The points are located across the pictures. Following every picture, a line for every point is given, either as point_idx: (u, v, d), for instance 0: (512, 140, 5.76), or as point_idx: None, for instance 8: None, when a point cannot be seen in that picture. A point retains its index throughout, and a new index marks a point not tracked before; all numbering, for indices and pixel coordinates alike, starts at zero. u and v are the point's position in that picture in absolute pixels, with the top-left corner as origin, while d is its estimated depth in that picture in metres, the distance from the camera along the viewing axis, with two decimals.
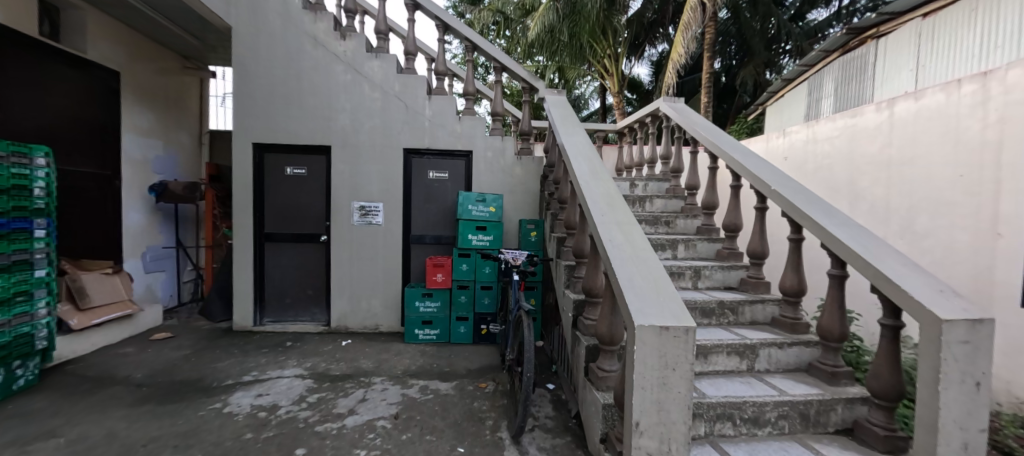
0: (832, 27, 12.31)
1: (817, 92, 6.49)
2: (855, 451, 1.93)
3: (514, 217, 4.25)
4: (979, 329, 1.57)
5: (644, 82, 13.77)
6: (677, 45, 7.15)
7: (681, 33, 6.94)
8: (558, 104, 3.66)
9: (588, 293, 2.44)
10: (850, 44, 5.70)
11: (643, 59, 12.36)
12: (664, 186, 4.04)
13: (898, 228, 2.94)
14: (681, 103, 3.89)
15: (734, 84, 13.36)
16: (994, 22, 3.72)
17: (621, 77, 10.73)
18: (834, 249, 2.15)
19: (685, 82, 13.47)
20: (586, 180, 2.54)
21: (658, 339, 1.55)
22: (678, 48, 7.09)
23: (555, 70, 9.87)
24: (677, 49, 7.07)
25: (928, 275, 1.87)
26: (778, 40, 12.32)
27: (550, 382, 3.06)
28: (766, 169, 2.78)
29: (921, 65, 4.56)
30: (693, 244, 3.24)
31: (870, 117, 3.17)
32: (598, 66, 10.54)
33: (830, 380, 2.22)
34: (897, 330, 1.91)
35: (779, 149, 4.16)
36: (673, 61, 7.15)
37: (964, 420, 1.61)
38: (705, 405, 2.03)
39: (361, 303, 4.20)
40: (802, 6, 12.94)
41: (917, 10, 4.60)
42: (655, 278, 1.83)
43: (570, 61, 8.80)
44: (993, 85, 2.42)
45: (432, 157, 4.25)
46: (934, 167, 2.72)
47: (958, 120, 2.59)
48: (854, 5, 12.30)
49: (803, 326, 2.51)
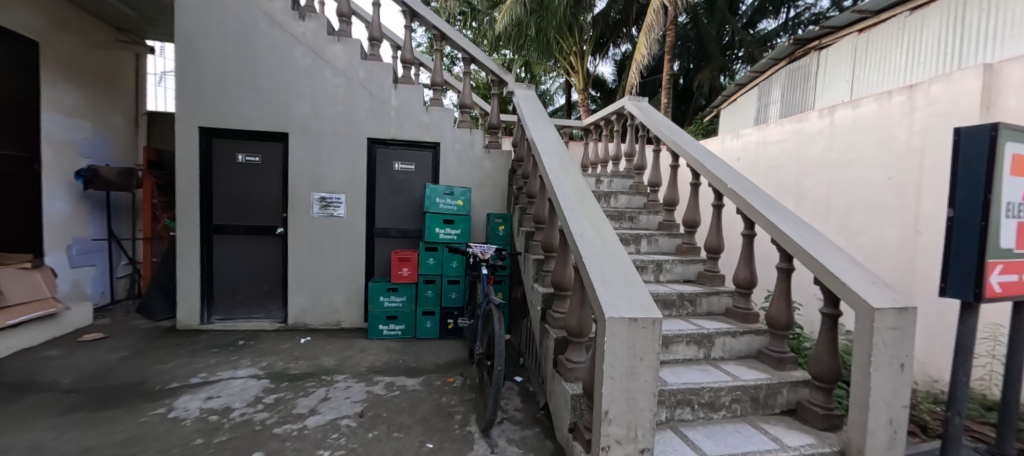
0: (779, 36, 12.88)
1: (766, 98, 6.87)
2: (797, 429, 2.12)
3: (482, 211, 4.21)
4: (904, 317, 1.78)
5: (609, 81, 14.08)
6: (640, 46, 7.27)
7: (644, 35, 7.07)
8: (527, 98, 3.63)
9: (557, 286, 2.49)
10: (796, 54, 6.04)
11: (608, 58, 12.55)
12: (628, 183, 4.13)
13: (836, 226, 3.22)
14: (645, 102, 3.93)
15: (692, 86, 13.89)
16: (919, 41, 4.12)
17: (586, 74, 10.85)
18: (783, 245, 2.32)
19: (647, 83, 13.85)
20: (557, 175, 2.57)
21: (628, 330, 1.68)
22: (641, 49, 7.23)
23: (522, 65, 9.89)
24: (641, 49, 7.20)
25: (863, 269, 2.08)
26: (732, 46, 12.69)
27: (518, 375, 3.07)
28: (724, 169, 2.93)
29: (855, 76, 4.95)
30: (655, 239, 3.33)
31: (814, 123, 3.43)
32: (564, 63, 10.59)
33: (777, 365, 2.40)
34: (836, 318, 2.08)
35: (733, 150, 4.39)
36: (637, 62, 7.31)
37: (889, 398, 1.83)
38: (668, 392, 2.14)
39: (322, 299, 4.02)
40: (754, 16, 13.39)
41: (853, 26, 4.94)
42: (623, 271, 1.94)
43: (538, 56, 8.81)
44: (919, 97, 2.69)
45: (398, 148, 4.11)
46: (869, 170, 2.98)
47: (890, 128, 2.85)
48: (801, 18, 12.87)
49: (754, 316, 2.68)
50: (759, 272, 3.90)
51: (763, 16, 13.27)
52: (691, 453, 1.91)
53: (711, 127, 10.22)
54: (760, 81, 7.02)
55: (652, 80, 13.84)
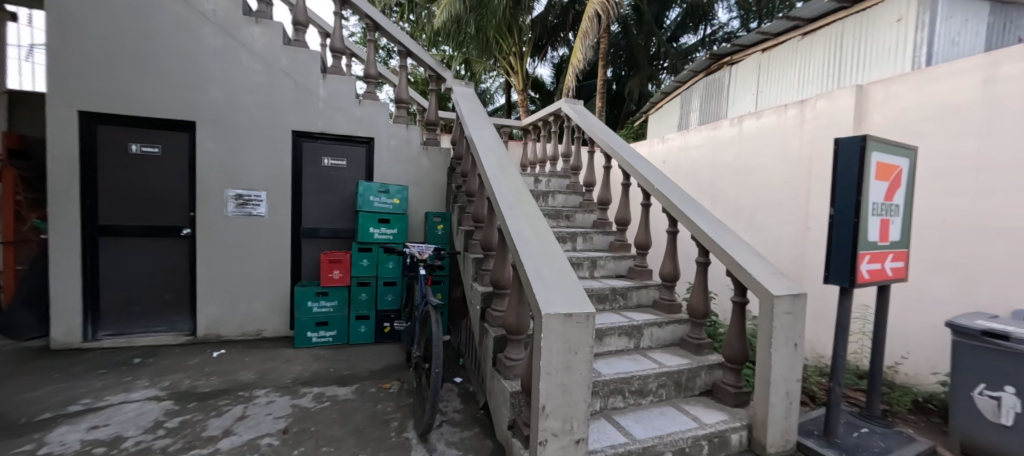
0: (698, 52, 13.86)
1: (686, 106, 7.40)
2: (713, 407, 2.35)
3: (420, 210, 4.08)
4: (798, 301, 2.11)
5: (547, 83, 14.40)
6: (576, 51, 7.51)
7: (580, 40, 7.31)
8: (465, 96, 3.58)
9: (495, 285, 2.50)
10: (711, 68, 6.46)
11: (547, 60, 12.83)
12: (565, 183, 4.22)
13: (744, 223, 3.60)
14: (580, 105, 4.04)
15: (623, 93, 14.65)
16: (809, 63, 4.73)
17: (525, 76, 10.97)
18: (701, 241, 2.54)
19: (583, 86, 14.36)
20: (496, 175, 2.57)
21: (563, 326, 1.77)
22: (577, 54, 7.45)
23: (462, 61, 9.80)
24: (576, 54, 7.44)
25: (764, 261, 2.36)
26: (658, 57, 13.51)
27: (458, 375, 3.01)
28: (651, 170, 3.13)
29: (759, 90, 5.52)
30: (590, 237, 3.44)
31: (726, 131, 3.81)
32: (504, 63, 10.60)
33: (697, 350, 2.63)
34: (743, 306, 2.33)
35: (659, 153, 4.71)
36: (573, 66, 7.54)
37: (784, 373, 2.12)
38: (601, 383, 2.25)
39: (239, 306, 3.63)
40: (676, 31, 14.21)
41: (757, 46, 5.51)
42: (559, 268, 2.02)
43: (477, 55, 8.72)
44: (808, 111, 3.10)
45: (328, 142, 3.85)
46: (770, 174, 3.38)
47: (786, 137, 3.26)
48: (715, 35, 13.99)
49: (676, 306, 2.90)
50: (682, 266, 4.23)
51: (683, 31, 14.13)
52: (623, 438, 2.03)
53: (641, 131, 10.91)
54: (681, 91, 7.55)
55: (588, 84, 14.39)
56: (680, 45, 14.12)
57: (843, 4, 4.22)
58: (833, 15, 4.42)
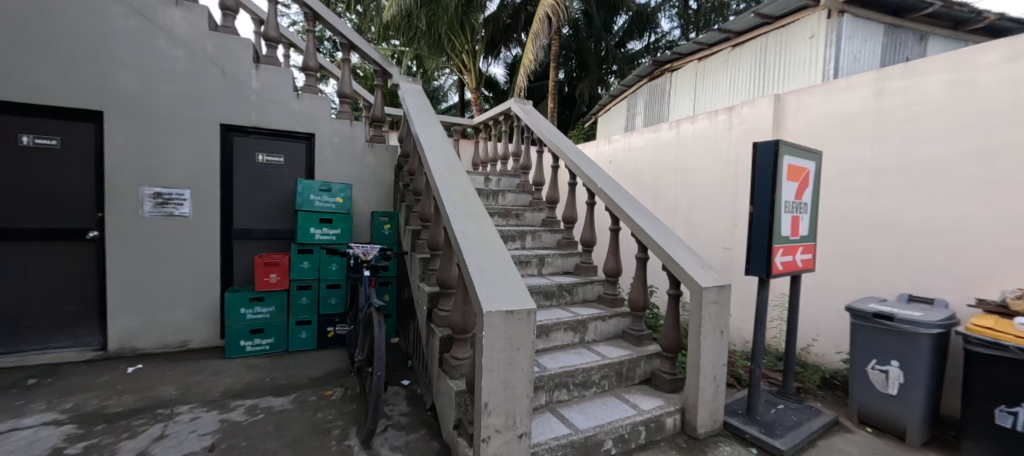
0: (642, 58, 14.25)
1: (631, 109, 7.69)
2: (651, 395, 2.49)
3: (366, 209, 3.94)
4: (723, 292, 2.30)
5: (501, 82, 14.41)
6: (527, 52, 7.58)
7: (531, 42, 7.39)
8: (412, 93, 3.52)
9: (441, 285, 2.48)
10: (654, 73, 6.78)
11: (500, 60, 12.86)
12: (515, 182, 4.25)
13: (681, 221, 3.83)
14: (529, 105, 4.10)
15: (574, 94, 14.98)
16: (738, 73, 5.12)
17: (478, 74, 10.90)
18: (640, 237, 2.67)
19: (536, 87, 14.54)
20: (441, 174, 2.55)
21: (505, 323, 1.80)
22: (529, 55, 7.53)
23: (414, 57, 9.66)
24: (528, 55, 7.52)
25: (695, 255, 2.53)
26: (607, 60, 13.91)
27: (406, 378, 2.94)
28: (595, 170, 3.24)
29: (697, 96, 5.87)
30: (538, 235, 3.49)
31: (665, 134, 4.03)
32: (456, 61, 10.46)
33: (637, 342, 2.76)
34: (677, 298, 2.49)
35: (605, 154, 4.89)
36: (525, 66, 7.60)
37: (711, 358, 2.30)
38: (546, 377, 2.30)
39: (160, 316, 3.31)
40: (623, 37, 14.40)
41: (694, 55, 5.86)
42: (502, 266, 2.05)
43: (429, 51, 8.73)
44: (735, 117, 3.36)
45: (263, 137, 3.60)
46: (703, 175, 3.62)
47: (716, 141, 3.51)
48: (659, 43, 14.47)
49: (619, 300, 3.02)
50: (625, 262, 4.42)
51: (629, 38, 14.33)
52: (565, 430, 2.09)
53: (591, 132, 11.24)
54: (627, 94, 7.85)
55: (541, 85, 14.59)
56: (627, 50, 14.68)
57: (766, 20, 4.61)
58: (758, 30, 4.81)
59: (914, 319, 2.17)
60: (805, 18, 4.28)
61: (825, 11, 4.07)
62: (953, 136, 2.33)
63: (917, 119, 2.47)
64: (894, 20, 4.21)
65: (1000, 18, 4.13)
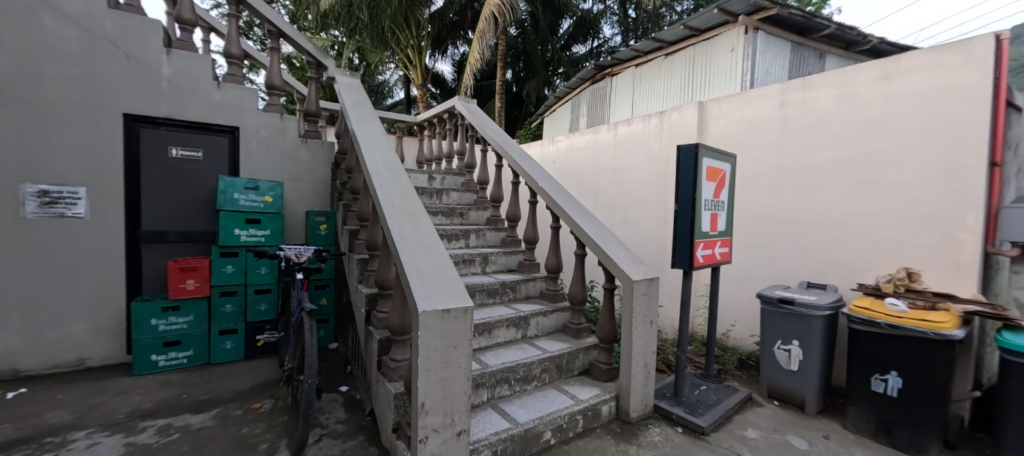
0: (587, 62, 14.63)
1: (575, 111, 7.96)
2: (588, 385, 2.61)
3: (301, 208, 3.72)
4: (652, 284, 2.46)
5: (449, 80, 14.22)
6: (474, 50, 7.55)
7: (477, 40, 7.38)
8: (349, 87, 3.38)
9: (379, 286, 2.42)
10: (595, 77, 7.06)
11: (448, 57, 12.71)
12: (459, 180, 4.23)
13: (619, 218, 4.04)
14: (473, 104, 4.10)
15: (522, 95, 15.15)
16: (671, 80, 5.49)
17: (424, 70, 10.64)
18: (577, 235, 2.78)
19: (484, 86, 14.50)
20: (378, 172, 2.48)
21: (441, 322, 1.79)
22: (475, 53, 7.49)
23: (354, 50, 9.26)
24: (474, 54, 7.50)
25: (627, 251, 2.69)
26: (553, 63, 14.21)
27: (344, 384, 2.82)
28: (536, 169, 3.32)
29: (634, 101, 6.20)
30: (483, 234, 3.51)
31: (604, 135, 4.22)
32: (402, 56, 10.16)
33: (576, 335, 2.88)
34: (611, 292, 2.63)
35: (549, 154, 5.02)
36: (471, 65, 7.58)
37: (642, 347, 2.46)
38: (487, 374, 2.32)
39: (48, 331, 2.89)
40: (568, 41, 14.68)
41: (632, 61, 6.19)
42: (440, 265, 2.04)
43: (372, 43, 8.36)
44: (666, 121, 3.60)
45: (178, 129, 3.27)
46: (638, 175, 3.84)
47: (649, 143, 3.74)
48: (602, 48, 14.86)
49: (560, 296, 3.13)
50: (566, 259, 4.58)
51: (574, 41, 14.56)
52: (505, 424, 2.13)
53: (538, 132, 11.47)
54: (571, 97, 8.11)
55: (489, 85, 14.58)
56: (572, 53, 15.10)
57: (693, 32, 4.97)
58: (687, 41, 5.18)
59: (810, 302, 2.48)
60: (726, 33, 4.68)
61: (743, 27, 4.48)
62: (838, 143, 2.68)
63: (812, 127, 2.81)
64: (798, 38, 4.74)
65: (880, 41, 4.81)
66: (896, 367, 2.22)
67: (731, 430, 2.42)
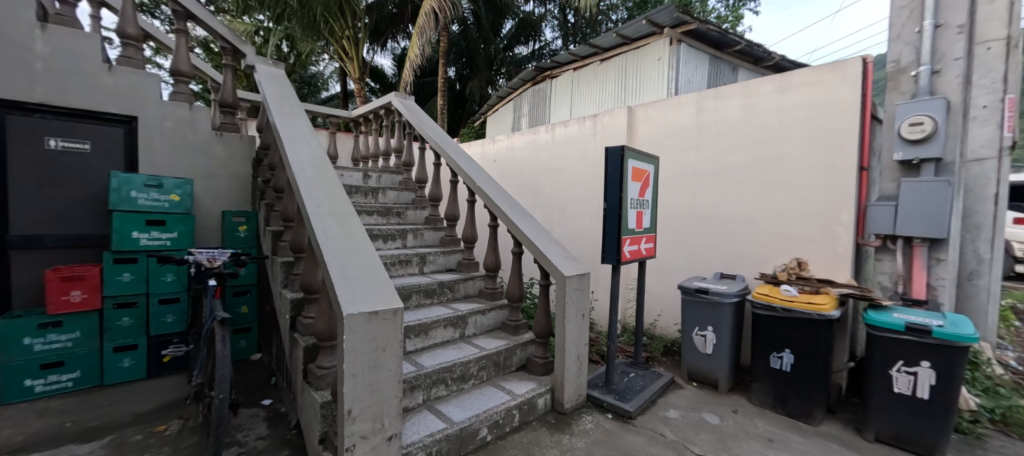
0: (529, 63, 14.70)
1: (517, 111, 8.06)
2: (525, 379, 2.68)
3: (216, 208, 3.40)
4: (584, 279, 2.58)
5: (388, 74, 13.69)
6: (414, 45, 7.35)
7: (417, 35, 7.20)
8: (272, 78, 3.16)
9: (305, 290, 2.28)
10: (536, 79, 7.21)
11: (387, 50, 12.29)
12: (397, 179, 4.11)
13: (557, 217, 4.18)
14: (411, 101, 4.00)
15: (466, 93, 15.02)
16: (606, 85, 5.76)
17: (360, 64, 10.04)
18: (514, 233, 2.82)
19: (426, 83, 14.18)
20: (302, 169, 2.34)
21: (368, 325, 1.73)
22: (415, 49, 7.31)
23: (280, 37, 8.60)
24: (414, 49, 7.30)
25: (561, 248, 2.79)
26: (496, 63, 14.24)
27: (267, 398, 2.62)
28: (475, 168, 3.32)
29: (572, 103, 6.42)
30: (420, 233, 3.45)
31: (542, 136, 4.32)
32: (336, 46, 9.60)
33: (514, 331, 2.93)
34: (546, 288, 2.71)
35: (490, 153, 5.04)
36: (411, 60, 7.38)
37: (575, 340, 2.57)
38: (423, 376, 2.28)
39: None
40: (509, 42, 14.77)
41: (570, 65, 6.40)
42: (369, 266, 1.97)
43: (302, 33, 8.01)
44: (599, 124, 3.78)
45: (57, 117, 2.82)
46: (574, 175, 4.00)
47: (584, 144, 3.90)
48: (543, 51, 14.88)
49: (499, 294, 3.17)
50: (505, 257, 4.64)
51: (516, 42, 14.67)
52: (441, 425, 2.11)
53: (481, 131, 11.49)
54: (513, 97, 8.20)
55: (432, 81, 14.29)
56: (515, 54, 15.26)
57: (625, 40, 5.26)
58: (620, 48, 5.48)
59: (721, 291, 2.75)
60: (654, 43, 5.01)
61: (667, 39, 4.83)
62: (744, 148, 2.99)
63: (724, 133, 3.10)
64: (715, 52, 5.20)
65: (781, 59, 5.45)
66: (790, 346, 2.53)
67: (655, 412, 2.61)
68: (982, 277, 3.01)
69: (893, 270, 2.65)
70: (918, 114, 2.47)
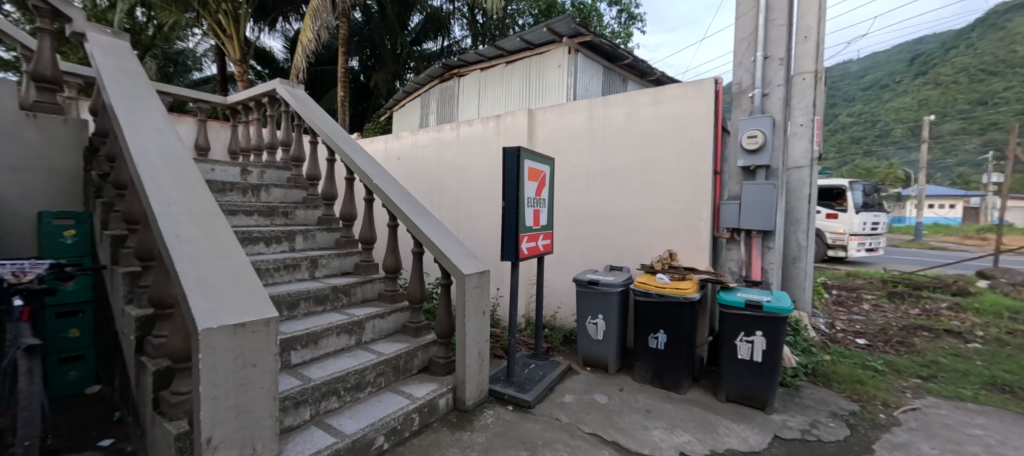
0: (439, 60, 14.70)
1: (424, 108, 7.88)
2: (426, 381, 2.64)
3: (31, 209, 2.71)
4: (484, 277, 2.62)
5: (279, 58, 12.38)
6: (306, 28, 6.72)
7: (310, 18, 6.61)
8: (108, 52, 2.62)
9: (155, 305, 1.91)
10: (444, 76, 7.12)
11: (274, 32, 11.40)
12: (285, 175, 3.73)
13: (464, 215, 4.20)
14: (300, 90, 3.65)
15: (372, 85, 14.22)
16: (511, 87, 5.94)
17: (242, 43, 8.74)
18: (412, 233, 2.75)
19: (325, 71, 13.08)
20: (147, 160, 1.95)
21: (232, 339, 1.50)
22: (308, 32, 6.66)
23: None
24: (307, 32, 6.69)
25: (461, 246, 2.82)
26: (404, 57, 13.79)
27: (106, 437, 2.17)
28: (372, 165, 3.15)
29: (480, 103, 6.47)
30: (311, 234, 3.18)
31: (447, 134, 4.29)
32: (210, 21, 8.33)
33: (415, 333, 2.88)
34: (446, 287, 2.70)
35: (394, 150, 4.84)
36: (303, 45, 6.76)
37: (476, 337, 2.61)
38: (310, 389, 2.09)
39: None
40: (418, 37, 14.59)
41: (477, 65, 6.45)
42: (234, 272, 1.71)
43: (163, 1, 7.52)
44: (502, 125, 3.90)
45: None
46: (479, 174, 4.05)
47: (487, 143, 3.98)
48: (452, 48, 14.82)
49: (400, 296, 3.07)
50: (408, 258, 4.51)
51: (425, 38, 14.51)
52: (330, 439, 1.95)
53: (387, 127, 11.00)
54: (420, 92, 7.97)
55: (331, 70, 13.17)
56: (423, 49, 14.81)
57: (528, 45, 5.48)
58: (524, 53, 5.69)
59: (609, 282, 3.02)
60: (554, 50, 5.30)
61: (566, 48, 5.14)
62: (629, 152, 3.32)
63: (611, 138, 3.41)
64: (608, 64, 5.69)
65: (661, 75, 6.19)
66: (663, 327, 2.89)
67: (552, 398, 2.78)
68: (802, 261, 3.77)
69: (738, 257, 3.19)
70: (752, 128, 3.01)
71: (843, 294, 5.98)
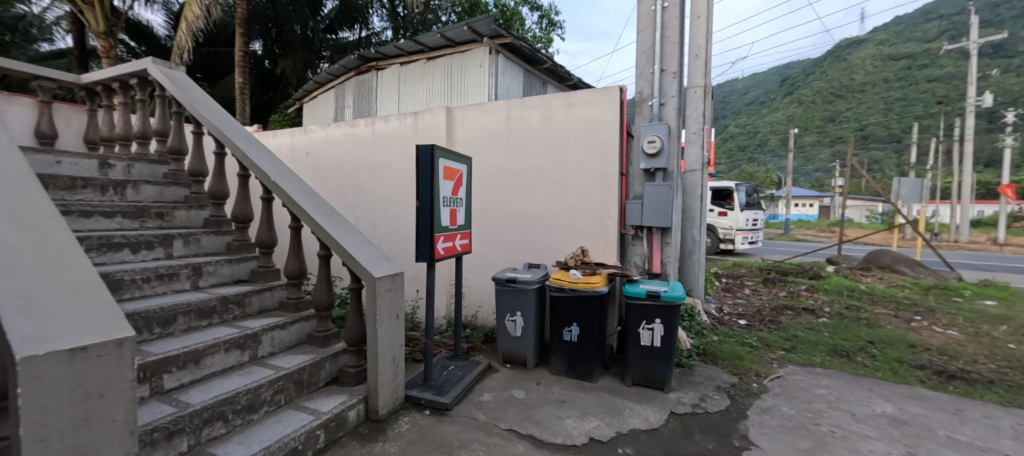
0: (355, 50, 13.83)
1: (338, 101, 7.38)
2: (334, 393, 2.47)
3: None
4: (397, 279, 2.52)
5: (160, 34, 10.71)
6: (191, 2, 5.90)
7: None
8: None
9: None
10: (360, 69, 6.72)
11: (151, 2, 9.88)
12: (161, 170, 3.23)
13: (382, 216, 4.02)
14: (179, 72, 3.18)
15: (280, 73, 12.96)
16: (433, 84, 5.81)
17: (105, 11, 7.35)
18: (317, 234, 2.54)
19: (221, 53, 11.61)
20: None
21: (72, 366, 1.09)
22: (193, 7, 5.84)
23: None
24: (192, 7, 5.88)
25: (373, 248, 2.68)
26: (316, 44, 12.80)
27: None
28: (270, 161, 2.85)
29: (400, 98, 6.24)
30: (195, 238, 2.79)
31: (362, 130, 4.06)
32: None
33: (322, 343, 2.68)
34: (356, 291, 2.55)
35: (301, 145, 4.45)
36: (188, 20, 5.95)
37: (390, 342, 2.50)
38: (188, 416, 1.81)
39: None
40: (333, 24, 13.68)
41: (395, 59, 6.21)
42: (74, 285, 1.28)
43: None
44: (419, 122, 3.80)
45: None
46: (397, 172, 3.90)
47: (405, 141, 3.85)
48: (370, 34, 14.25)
49: (304, 303, 2.85)
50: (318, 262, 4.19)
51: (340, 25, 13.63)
52: None
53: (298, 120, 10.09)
54: (333, 84, 7.44)
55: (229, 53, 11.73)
56: (338, 38, 13.93)
57: (449, 42, 5.42)
58: (445, 50, 5.61)
59: (525, 280, 3.12)
60: (474, 50, 5.30)
61: (486, 48, 5.17)
62: (545, 154, 3.45)
63: (528, 140, 3.51)
64: (528, 67, 5.86)
65: (577, 81, 6.54)
66: (576, 320, 3.05)
67: (470, 398, 2.78)
68: (696, 254, 4.24)
69: (642, 252, 3.49)
70: (651, 134, 3.31)
71: (730, 282, 6.89)
